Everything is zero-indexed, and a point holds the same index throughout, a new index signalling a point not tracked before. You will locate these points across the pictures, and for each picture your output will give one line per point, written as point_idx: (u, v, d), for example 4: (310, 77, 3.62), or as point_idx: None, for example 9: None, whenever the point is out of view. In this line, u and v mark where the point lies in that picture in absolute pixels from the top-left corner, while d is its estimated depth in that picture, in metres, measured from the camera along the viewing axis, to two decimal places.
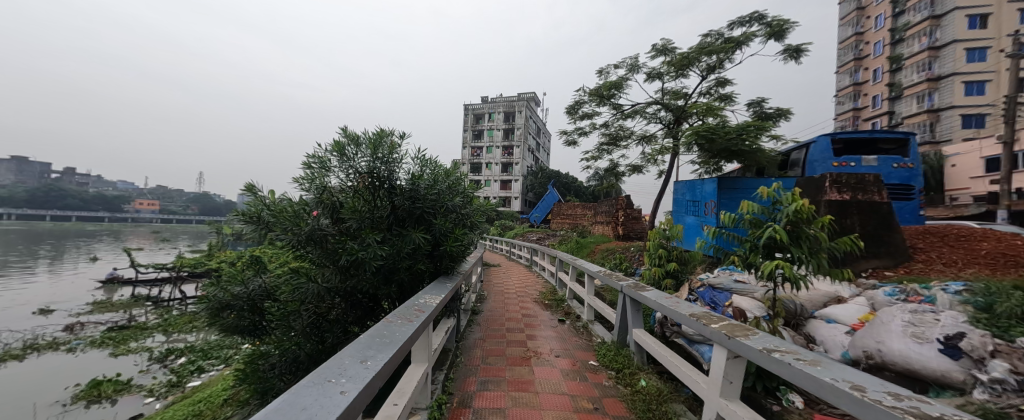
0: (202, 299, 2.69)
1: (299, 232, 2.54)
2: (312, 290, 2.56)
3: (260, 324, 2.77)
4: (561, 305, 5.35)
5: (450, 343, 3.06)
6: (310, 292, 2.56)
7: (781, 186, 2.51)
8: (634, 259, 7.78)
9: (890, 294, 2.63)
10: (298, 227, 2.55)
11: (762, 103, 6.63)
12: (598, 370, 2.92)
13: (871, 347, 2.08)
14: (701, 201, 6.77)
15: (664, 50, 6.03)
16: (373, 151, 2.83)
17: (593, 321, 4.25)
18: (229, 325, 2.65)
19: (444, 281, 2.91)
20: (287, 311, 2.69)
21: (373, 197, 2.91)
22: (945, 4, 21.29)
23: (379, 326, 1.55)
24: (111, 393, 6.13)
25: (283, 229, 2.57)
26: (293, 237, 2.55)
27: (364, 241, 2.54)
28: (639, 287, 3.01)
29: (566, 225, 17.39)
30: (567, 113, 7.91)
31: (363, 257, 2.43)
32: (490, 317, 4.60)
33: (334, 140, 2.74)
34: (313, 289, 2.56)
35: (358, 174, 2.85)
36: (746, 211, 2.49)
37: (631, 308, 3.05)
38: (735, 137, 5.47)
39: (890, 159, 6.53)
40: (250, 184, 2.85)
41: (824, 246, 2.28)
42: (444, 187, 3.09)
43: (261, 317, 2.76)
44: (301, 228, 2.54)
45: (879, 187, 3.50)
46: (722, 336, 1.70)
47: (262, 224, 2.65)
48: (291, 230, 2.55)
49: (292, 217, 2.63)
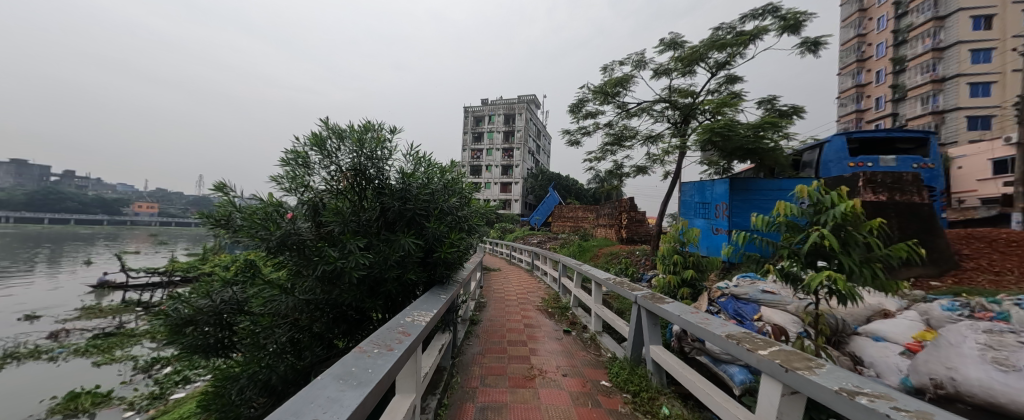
0: (160, 313, 2.36)
1: (268, 238, 2.20)
2: (288, 303, 2.23)
3: (227, 342, 2.40)
4: (565, 313, 5.04)
5: (445, 361, 2.76)
6: (285, 305, 2.24)
7: (824, 184, 2.18)
8: (640, 264, 7.45)
9: (950, 308, 2.29)
10: (269, 231, 2.21)
11: (774, 100, 6.30)
12: (611, 392, 2.59)
13: (940, 375, 1.74)
14: (711, 203, 6.51)
15: (673, 44, 5.73)
16: (359, 145, 2.54)
17: (601, 332, 3.94)
18: (190, 346, 2.27)
19: (438, 293, 2.57)
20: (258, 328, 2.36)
21: (361, 198, 2.63)
22: (949, 5, 21.12)
23: (346, 360, 1.18)
24: (89, 407, 5.80)
25: (251, 235, 2.21)
26: (263, 244, 2.21)
27: (344, 247, 2.17)
28: (656, 298, 2.69)
29: (568, 227, 17.12)
30: (570, 112, 7.59)
31: (343, 267, 2.08)
32: (490, 328, 4.24)
33: (313, 132, 2.43)
34: (289, 302, 2.24)
35: (343, 172, 2.57)
36: (783, 213, 2.17)
37: (647, 322, 2.73)
38: (750, 134, 5.16)
39: (909, 159, 6.25)
40: (221, 183, 2.55)
41: (878, 253, 1.98)
42: (438, 186, 2.78)
43: (230, 334, 2.41)
44: (271, 233, 2.20)
45: (919, 188, 3.35)
46: (774, 368, 1.38)
47: (231, 228, 2.31)
48: (259, 234, 2.20)
49: (264, 219, 2.29)
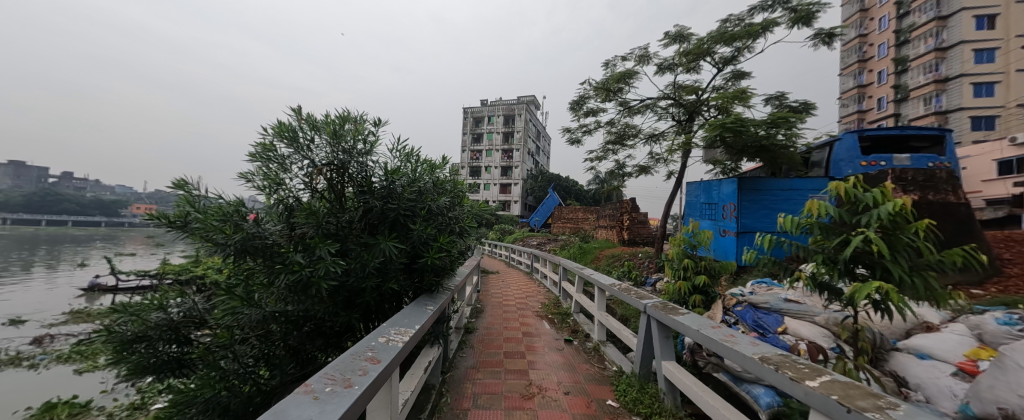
0: (103, 328, 2.04)
1: (225, 242, 1.90)
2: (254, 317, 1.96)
3: (181, 361, 2.09)
4: (567, 320, 4.76)
5: (434, 378, 2.49)
6: (250, 320, 1.96)
7: (862, 181, 1.91)
8: (643, 267, 7.17)
9: (1006, 323, 2.02)
10: (225, 235, 1.90)
11: (783, 96, 6.04)
12: (619, 414, 2.32)
13: (1011, 404, 1.39)
14: (718, 203, 6.26)
15: (679, 37, 5.46)
16: (336, 136, 2.31)
17: (605, 342, 3.67)
18: (133, 368, 1.93)
19: (425, 303, 2.27)
20: (219, 344, 2.07)
21: (340, 197, 2.38)
22: (952, 4, 20.91)
23: (281, 408, 0.89)
24: (65, 418, 5.49)
25: (205, 240, 1.91)
26: (219, 250, 1.92)
27: (312, 253, 1.87)
28: (668, 309, 2.42)
29: (568, 228, 16.87)
30: (571, 109, 7.33)
31: (309, 278, 1.79)
32: (486, 337, 3.95)
33: (281, 122, 2.15)
34: (255, 317, 1.96)
35: (318, 167, 2.28)
36: (817, 212, 1.89)
37: (658, 335, 2.45)
38: (762, 130, 4.90)
39: (924, 158, 5.99)
40: (182, 180, 2.27)
41: (928, 260, 1.71)
42: (426, 184, 2.52)
43: (187, 351, 2.11)
44: (228, 237, 1.90)
45: (954, 187, 3.19)
46: (830, 404, 1.10)
47: (184, 231, 2.01)
48: (213, 238, 1.91)
49: (220, 220, 1.98)
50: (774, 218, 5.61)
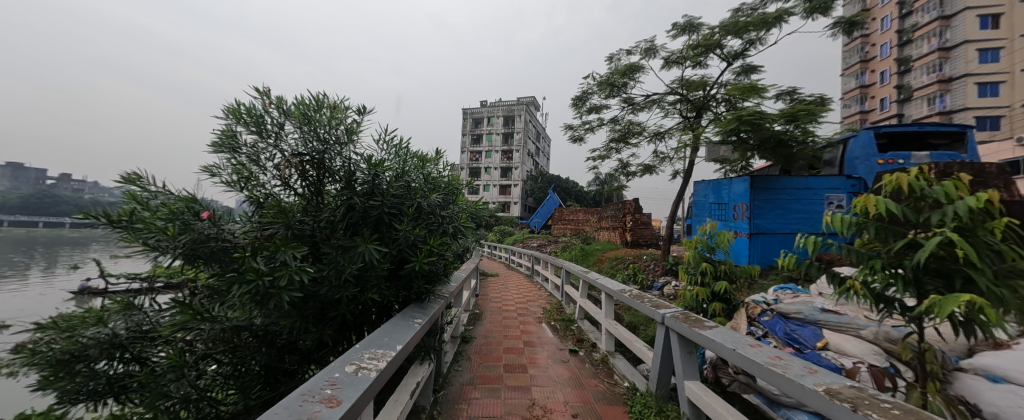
0: (26, 349, 1.71)
1: (168, 246, 1.57)
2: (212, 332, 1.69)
3: (122, 385, 1.73)
4: (571, 327, 4.47)
5: (424, 399, 2.20)
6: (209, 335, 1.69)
7: (927, 172, 1.60)
8: (649, 270, 6.86)
9: None
10: (169, 236, 1.58)
11: (796, 91, 5.76)
12: None
13: None
14: (728, 203, 5.98)
15: (688, 28, 5.18)
16: (311, 123, 2.03)
17: (614, 353, 3.37)
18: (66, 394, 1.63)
19: (414, 314, 1.97)
20: (166, 366, 1.73)
21: (318, 194, 2.10)
22: (954, 4, 20.73)
23: None
24: None
25: (144, 243, 1.58)
26: (161, 255, 1.59)
27: (273, 257, 1.55)
28: (691, 319, 2.12)
29: (569, 230, 16.57)
30: (572, 106, 7.06)
31: (265, 291, 1.46)
32: (485, 348, 3.64)
33: (246, 106, 1.85)
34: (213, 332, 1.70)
35: (289, 159, 1.98)
36: (875, 209, 1.58)
37: (679, 350, 2.15)
38: (778, 125, 4.62)
39: (946, 155, 5.68)
40: (133, 174, 1.96)
41: (1015, 266, 1.41)
42: (416, 179, 2.23)
43: (128, 375, 1.78)
44: (172, 239, 1.57)
45: (1005, 184, 3.08)
46: None
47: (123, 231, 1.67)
48: (153, 241, 1.58)
49: (168, 218, 1.67)
50: (788, 218, 5.33)
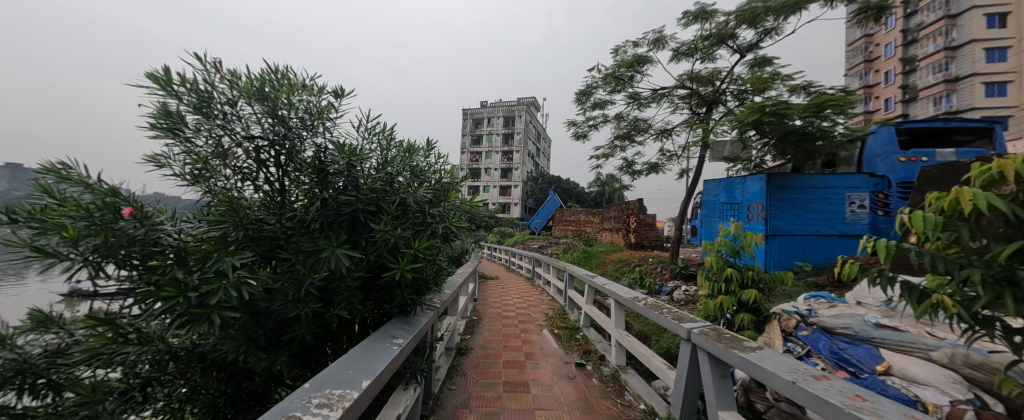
0: None
1: (73, 253, 1.21)
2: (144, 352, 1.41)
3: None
4: (575, 336, 4.13)
5: None
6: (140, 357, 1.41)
7: None
8: (656, 273, 6.52)
9: None
10: (71, 239, 1.20)
11: (813, 84, 5.44)
12: None
13: None
14: (742, 203, 5.66)
15: (701, 15, 4.86)
16: (270, 103, 1.67)
17: (626, 368, 3.04)
18: None
19: (396, 331, 1.64)
20: (73, 404, 1.32)
21: (285, 188, 1.76)
22: (961, 3, 20.40)
23: None
24: None
25: (34, 247, 1.19)
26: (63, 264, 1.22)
27: (202, 267, 1.19)
28: (728, 337, 1.77)
29: (569, 231, 16.18)
30: (576, 101, 6.74)
31: (189, 312, 1.11)
32: (483, 362, 3.29)
33: (185, 77, 1.49)
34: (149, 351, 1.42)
35: (246, 147, 1.63)
36: (970, 204, 1.23)
37: (712, 374, 1.80)
38: (801, 118, 4.28)
39: (973, 152, 5.35)
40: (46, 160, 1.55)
41: None
42: (400, 171, 1.92)
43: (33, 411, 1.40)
44: (74, 243, 1.21)
45: None
46: None
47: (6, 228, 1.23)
48: (50, 246, 1.20)
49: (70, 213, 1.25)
50: (807, 219, 5.01)
